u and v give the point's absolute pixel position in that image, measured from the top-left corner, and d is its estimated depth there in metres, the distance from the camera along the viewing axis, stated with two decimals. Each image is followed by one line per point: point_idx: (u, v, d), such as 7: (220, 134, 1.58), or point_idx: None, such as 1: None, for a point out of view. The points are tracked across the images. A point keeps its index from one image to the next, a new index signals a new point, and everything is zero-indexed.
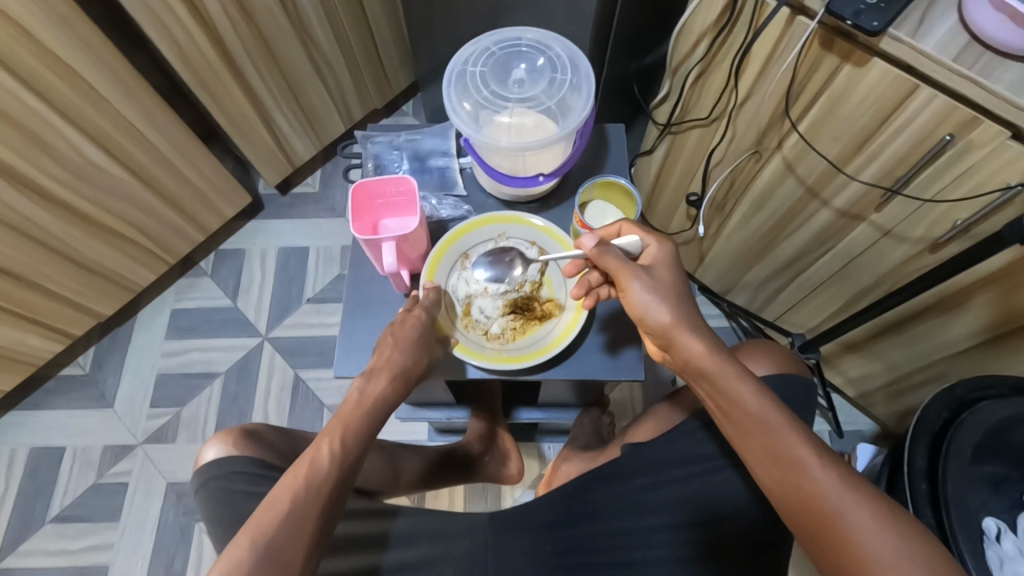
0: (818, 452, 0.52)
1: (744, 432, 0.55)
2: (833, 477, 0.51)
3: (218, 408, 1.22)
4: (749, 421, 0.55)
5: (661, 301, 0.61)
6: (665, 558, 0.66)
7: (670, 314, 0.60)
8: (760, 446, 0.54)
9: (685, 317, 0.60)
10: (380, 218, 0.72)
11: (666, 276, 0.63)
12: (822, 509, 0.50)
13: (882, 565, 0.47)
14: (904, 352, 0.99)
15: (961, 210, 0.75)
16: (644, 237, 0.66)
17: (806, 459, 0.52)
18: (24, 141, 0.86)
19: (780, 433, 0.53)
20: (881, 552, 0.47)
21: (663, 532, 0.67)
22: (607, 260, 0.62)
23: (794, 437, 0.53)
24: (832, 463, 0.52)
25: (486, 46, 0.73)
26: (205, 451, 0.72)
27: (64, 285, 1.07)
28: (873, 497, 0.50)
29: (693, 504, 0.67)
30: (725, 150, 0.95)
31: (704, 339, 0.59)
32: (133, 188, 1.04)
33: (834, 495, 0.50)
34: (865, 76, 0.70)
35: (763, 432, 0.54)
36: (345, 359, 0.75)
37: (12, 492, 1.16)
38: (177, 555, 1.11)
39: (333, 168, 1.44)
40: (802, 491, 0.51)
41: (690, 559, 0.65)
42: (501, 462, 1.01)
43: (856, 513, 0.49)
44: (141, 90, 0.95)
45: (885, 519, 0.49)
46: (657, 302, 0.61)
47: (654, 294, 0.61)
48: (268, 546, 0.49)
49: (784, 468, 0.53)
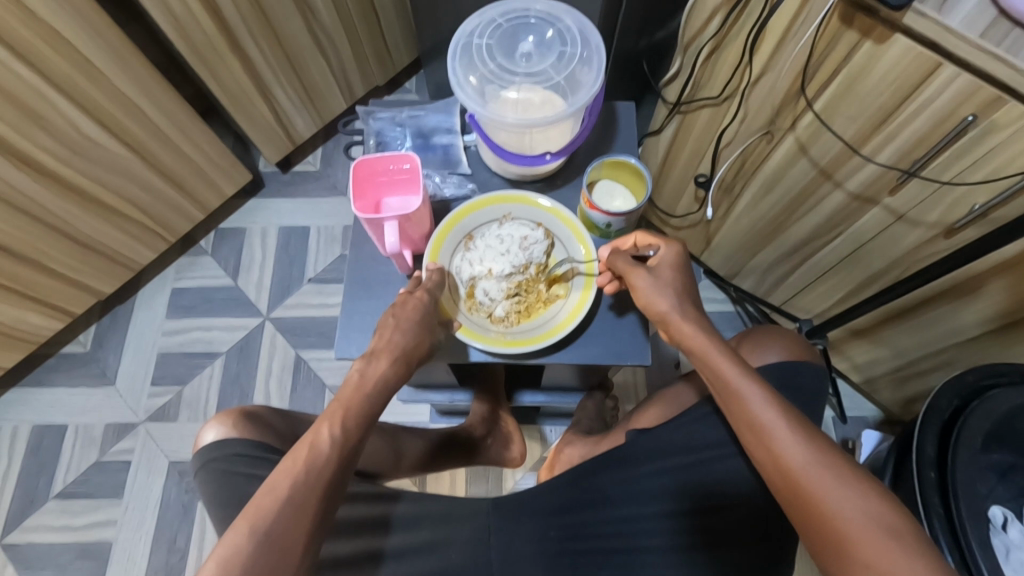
0: (792, 422, 0.54)
1: (728, 405, 0.58)
2: (805, 445, 0.52)
3: (220, 388, 1.22)
4: (729, 395, 0.57)
5: (660, 293, 0.63)
6: (661, 545, 0.65)
7: (669, 305, 0.62)
8: (738, 418, 0.57)
9: (678, 301, 0.63)
10: (382, 196, 0.70)
11: (667, 272, 0.64)
12: (794, 476, 0.52)
13: (848, 530, 0.48)
14: (913, 338, 0.98)
15: (980, 194, 0.72)
16: (654, 242, 0.67)
17: (779, 429, 0.54)
18: (18, 114, 0.83)
19: (756, 406, 0.55)
20: (847, 516, 0.49)
21: (658, 521, 0.66)
22: (619, 262, 0.66)
23: (770, 408, 0.55)
24: (806, 435, 0.53)
25: (493, 18, 0.70)
26: (204, 433, 0.70)
27: (62, 262, 1.06)
28: (845, 468, 0.51)
29: (692, 492, 0.66)
30: (736, 131, 0.93)
31: (691, 320, 0.62)
32: (131, 164, 1.02)
33: (804, 462, 0.52)
34: (886, 53, 0.68)
35: (740, 404, 0.56)
36: (346, 340, 0.73)
37: (15, 468, 1.16)
38: (180, 532, 1.11)
39: (334, 146, 1.41)
40: (776, 460, 0.53)
41: (685, 547, 0.65)
42: (504, 445, 1.00)
43: (825, 480, 0.50)
44: (137, 63, 0.92)
45: (852, 485, 0.50)
46: (658, 290, 0.63)
47: (656, 285, 0.63)
48: (267, 531, 0.48)
49: (759, 439, 0.55)
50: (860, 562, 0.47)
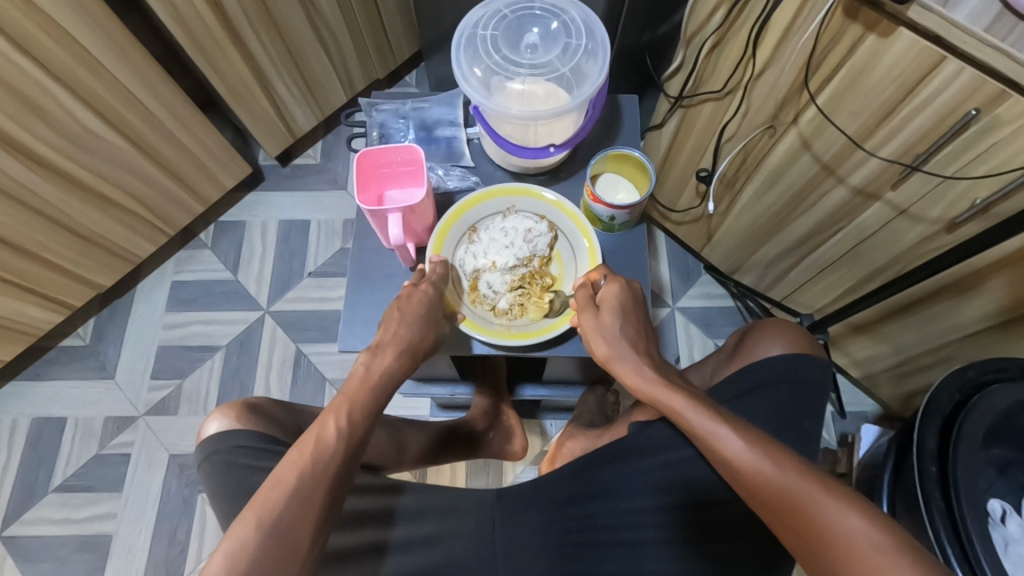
0: (761, 447, 0.53)
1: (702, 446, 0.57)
2: (773, 470, 0.51)
3: (220, 380, 1.22)
4: (699, 437, 0.57)
5: (604, 338, 0.64)
6: (655, 538, 0.65)
7: (608, 350, 0.63)
8: (710, 453, 0.56)
9: (625, 344, 0.63)
10: (385, 188, 0.70)
11: (608, 304, 0.65)
12: (772, 506, 0.51)
13: (833, 553, 0.46)
14: (913, 334, 0.98)
15: (983, 188, 0.72)
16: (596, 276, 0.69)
17: (745, 457, 0.53)
18: (17, 105, 0.83)
19: (725, 443, 0.55)
20: (828, 535, 0.47)
21: (652, 514, 0.67)
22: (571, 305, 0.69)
23: (734, 439, 0.54)
24: (777, 460, 0.52)
25: (498, 9, 0.70)
26: (207, 425, 0.70)
27: (61, 254, 1.05)
28: (823, 483, 0.50)
29: (685, 485, 0.67)
30: (738, 126, 0.93)
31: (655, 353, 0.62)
32: (130, 156, 1.02)
33: (776, 485, 0.51)
34: (890, 47, 0.67)
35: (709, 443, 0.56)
36: (349, 333, 0.73)
37: (14, 462, 1.16)
38: (181, 525, 1.11)
39: (335, 139, 1.41)
40: (753, 491, 0.52)
41: (679, 540, 0.65)
42: (507, 438, 1.01)
43: (798, 501, 0.49)
44: (137, 53, 0.92)
45: (826, 500, 0.48)
46: (595, 335, 0.64)
47: (600, 327, 0.64)
48: (275, 523, 0.48)
49: (733, 475, 0.54)
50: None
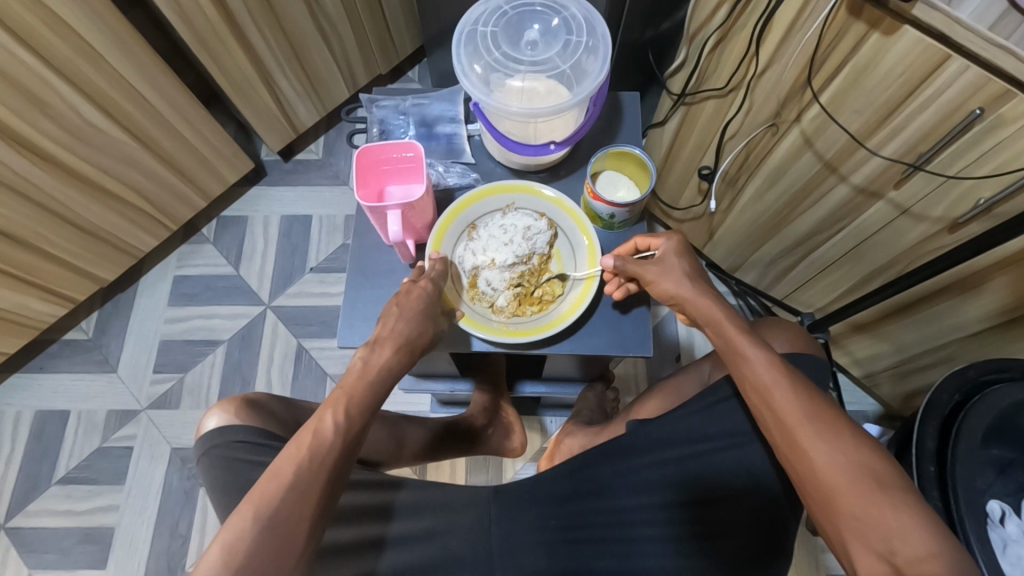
0: (793, 383, 0.56)
1: (732, 368, 0.60)
2: (804, 402, 0.54)
3: (221, 374, 1.22)
4: (731, 357, 0.60)
5: (673, 276, 0.66)
6: (653, 535, 0.66)
7: (679, 287, 0.65)
8: (736, 371, 0.59)
9: (689, 283, 0.65)
10: (385, 184, 0.70)
11: (672, 259, 0.67)
12: (790, 431, 0.53)
13: (829, 484, 0.50)
14: (914, 333, 0.97)
15: (985, 188, 0.72)
16: (651, 241, 0.69)
17: (775, 384, 0.56)
18: (20, 99, 0.83)
19: (758, 366, 0.57)
20: (832, 469, 0.50)
21: (652, 511, 0.67)
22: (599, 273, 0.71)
23: (771, 368, 0.57)
24: (802, 393, 0.55)
25: (498, 5, 0.69)
26: (206, 419, 0.71)
27: (64, 247, 1.05)
28: (841, 425, 0.52)
29: (686, 482, 0.67)
30: (740, 123, 0.93)
31: (705, 295, 0.64)
32: (132, 149, 1.01)
33: (801, 416, 0.53)
34: (895, 45, 0.67)
35: (742, 366, 0.58)
36: (349, 329, 0.73)
37: (18, 453, 1.17)
38: (182, 518, 1.12)
39: (336, 134, 1.41)
40: (775, 416, 0.55)
41: (678, 537, 0.65)
42: (505, 434, 1.01)
43: (818, 433, 0.52)
44: (138, 46, 0.92)
45: (844, 437, 0.51)
46: (666, 278, 0.65)
47: (664, 274, 0.66)
48: (272, 514, 0.48)
49: (760, 397, 0.56)
50: (846, 514, 0.48)
